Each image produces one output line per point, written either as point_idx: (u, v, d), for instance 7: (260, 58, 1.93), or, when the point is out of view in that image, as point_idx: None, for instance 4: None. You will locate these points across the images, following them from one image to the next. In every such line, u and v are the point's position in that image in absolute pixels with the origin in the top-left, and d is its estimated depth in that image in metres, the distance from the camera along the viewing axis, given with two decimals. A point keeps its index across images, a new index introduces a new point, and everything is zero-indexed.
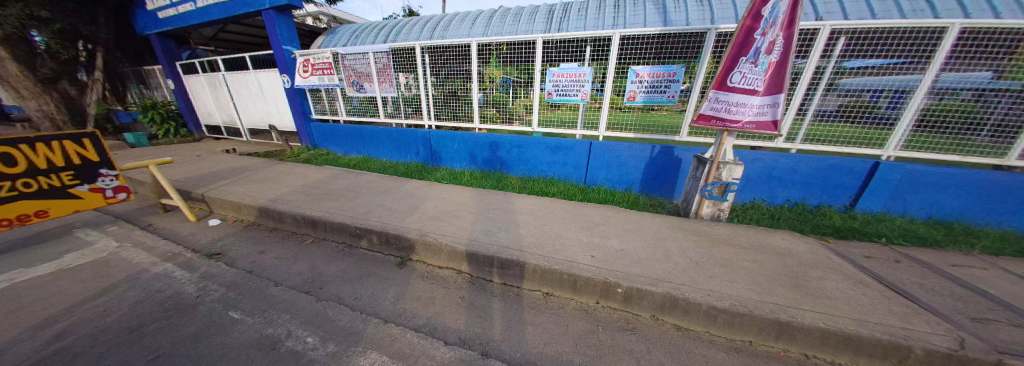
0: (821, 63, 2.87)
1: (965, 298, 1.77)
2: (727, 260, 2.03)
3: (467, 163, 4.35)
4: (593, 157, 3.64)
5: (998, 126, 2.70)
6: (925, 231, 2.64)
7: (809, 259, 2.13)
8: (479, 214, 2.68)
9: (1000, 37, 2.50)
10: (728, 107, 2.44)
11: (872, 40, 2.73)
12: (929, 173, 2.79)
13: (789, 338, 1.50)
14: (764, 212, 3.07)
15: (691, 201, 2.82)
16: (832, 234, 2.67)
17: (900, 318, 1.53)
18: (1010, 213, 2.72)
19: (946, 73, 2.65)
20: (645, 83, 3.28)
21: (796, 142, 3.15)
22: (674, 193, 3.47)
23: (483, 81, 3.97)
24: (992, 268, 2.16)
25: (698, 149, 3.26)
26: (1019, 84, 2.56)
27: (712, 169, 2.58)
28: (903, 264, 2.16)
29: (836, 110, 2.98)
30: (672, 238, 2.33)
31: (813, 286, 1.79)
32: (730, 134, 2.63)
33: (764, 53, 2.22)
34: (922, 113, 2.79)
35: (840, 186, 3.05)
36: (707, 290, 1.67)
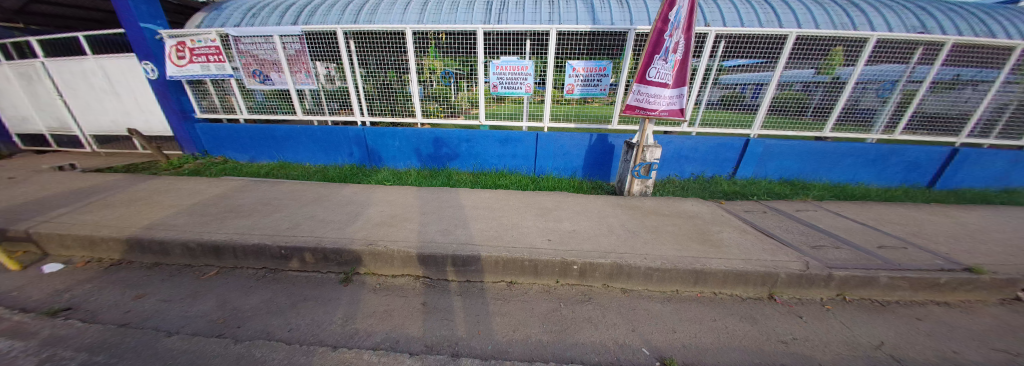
0: (709, 61, 3.54)
1: (805, 233, 2.47)
2: (658, 228, 2.39)
3: (410, 162, 4.06)
4: (540, 148, 3.80)
5: (817, 108, 3.76)
6: (779, 188, 3.56)
7: (711, 218, 2.67)
8: (431, 214, 2.56)
9: (816, 44, 3.44)
10: (648, 98, 2.81)
11: (743, 43, 3.45)
12: (778, 146, 3.76)
13: (704, 283, 1.87)
14: (678, 186, 3.69)
15: (624, 181, 3.22)
16: (723, 197, 3.40)
17: (771, 254, 2.05)
18: (826, 170, 3.85)
19: (787, 70, 3.55)
20: (580, 77, 3.55)
21: (695, 126, 3.85)
22: (610, 176, 3.88)
23: (421, 74, 3.72)
24: (817, 210, 3.05)
25: (628, 135, 3.70)
26: (827, 78, 3.59)
27: (639, 152, 2.99)
28: (769, 214, 2.89)
29: (720, 100, 3.72)
30: (614, 215, 2.62)
31: (717, 239, 2.25)
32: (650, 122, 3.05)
33: (672, 52, 2.62)
34: (774, 100, 3.70)
35: (726, 159, 3.85)
36: (645, 255, 1.95)
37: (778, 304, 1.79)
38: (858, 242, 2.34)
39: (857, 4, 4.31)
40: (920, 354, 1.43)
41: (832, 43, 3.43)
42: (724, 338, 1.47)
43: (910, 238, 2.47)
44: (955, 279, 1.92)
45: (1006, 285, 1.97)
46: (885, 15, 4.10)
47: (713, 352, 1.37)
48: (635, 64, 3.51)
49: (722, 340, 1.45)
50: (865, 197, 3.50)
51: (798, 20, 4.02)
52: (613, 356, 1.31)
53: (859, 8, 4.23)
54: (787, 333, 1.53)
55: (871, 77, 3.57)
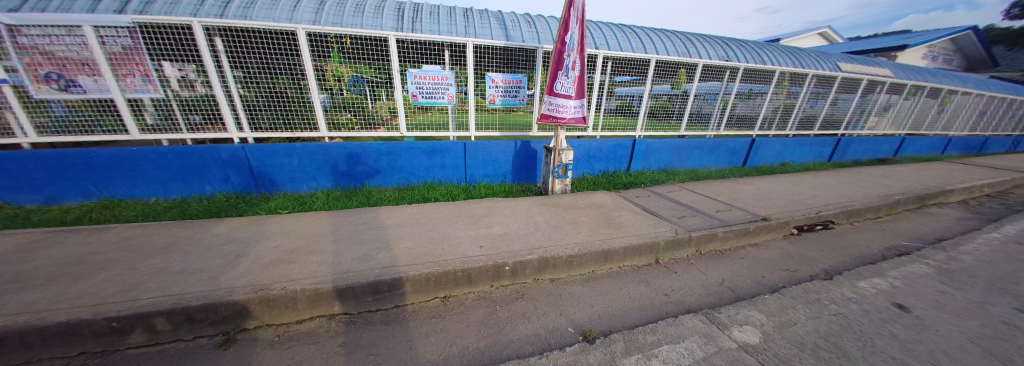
0: (602, 76, 4.20)
1: (679, 208, 3.17)
2: (577, 220, 2.69)
3: (315, 182, 3.52)
4: (468, 157, 3.80)
5: (678, 114, 4.88)
6: (659, 176, 4.51)
7: (616, 205, 3.17)
8: (345, 240, 2.26)
9: (671, 66, 4.47)
10: (557, 108, 3.16)
11: (624, 64, 4.21)
12: (654, 143, 4.78)
13: (612, 259, 2.20)
14: (591, 181, 4.21)
15: (547, 181, 3.50)
16: (623, 187, 4.12)
17: (654, 227, 2.58)
18: (685, 159, 5.12)
19: (655, 85, 4.51)
20: (500, 88, 3.73)
21: (598, 130, 4.49)
22: (536, 178, 4.16)
23: (323, 82, 3.30)
24: (685, 190, 3.96)
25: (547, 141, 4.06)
26: (680, 91, 4.72)
27: (556, 155, 3.32)
28: (655, 197, 3.61)
29: (615, 109, 4.44)
30: (539, 214, 2.81)
31: (619, 222, 2.68)
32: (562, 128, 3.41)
33: (571, 69, 3.04)
34: (650, 109, 4.64)
35: (623, 156, 4.62)
36: (566, 245, 2.15)
37: (661, 267, 2.28)
38: (710, 210, 3.13)
39: (690, 38, 5.84)
40: (747, 285, 2.09)
41: (681, 66, 4.52)
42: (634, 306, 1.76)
43: (734, 203, 3.46)
44: (758, 229, 2.85)
45: (783, 229, 3.02)
46: (706, 48, 5.69)
47: (622, 318, 1.63)
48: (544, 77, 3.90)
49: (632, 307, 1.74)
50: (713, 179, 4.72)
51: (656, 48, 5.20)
52: (545, 343, 1.42)
53: (692, 41, 5.76)
54: (670, 289, 1.98)
55: (704, 91, 4.87)
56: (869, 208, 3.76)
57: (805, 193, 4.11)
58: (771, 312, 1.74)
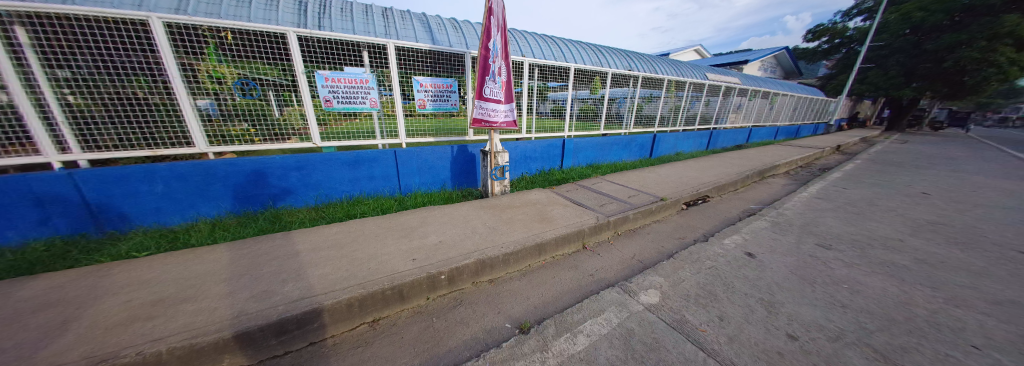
0: (529, 82, 4.43)
1: (597, 198, 3.80)
2: (512, 219, 2.83)
3: (197, 211, 2.81)
4: (400, 165, 3.59)
5: (597, 115, 5.48)
6: (586, 171, 5.08)
7: (547, 200, 3.53)
8: (241, 277, 1.87)
9: (588, 75, 5.01)
10: (487, 113, 3.24)
11: (547, 71, 4.54)
12: (580, 142, 5.31)
13: (546, 250, 2.50)
14: (529, 181, 4.43)
15: (486, 184, 3.53)
16: (557, 182, 4.49)
17: (578, 215, 3.10)
18: (605, 154, 5.83)
19: (576, 90, 4.98)
20: (429, 92, 3.63)
21: (532, 132, 4.75)
22: (476, 182, 4.16)
23: (198, 85, 2.70)
24: (604, 181, 4.68)
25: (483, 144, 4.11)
26: (597, 96, 5.30)
27: (492, 158, 3.40)
28: (578, 189, 4.19)
29: (544, 112, 4.73)
30: (477, 218, 2.83)
31: (551, 215, 3.03)
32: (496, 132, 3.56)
33: (497, 74, 3.19)
34: (574, 112, 5.09)
35: (555, 155, 5.01)
36: (500, 245, 2.29)
37: (588, 251, 2.77)
38: (622, 197, 3.86)
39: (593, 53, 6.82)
40: (650, 256, 2.76)
41: (596, 74, 5.09)
42: (562, 300, 1.98)
43: (642, 189, 4.33)
44: (658, 207, 3.71)
45: (675, 205, 3.98)
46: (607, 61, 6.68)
47: (559, 302, 1.95)
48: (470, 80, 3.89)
49: (559, 299, 1.99)
50: (627, 171, 5.50)
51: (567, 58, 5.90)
52: (482, 344, 1.52)
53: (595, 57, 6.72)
54: (595, 269, 2.44)
55: (616, 95, 5.59)
56: (726, 184, 5.04)
57: (689, 176, 5.23)
58: (667, 274, 2.39)
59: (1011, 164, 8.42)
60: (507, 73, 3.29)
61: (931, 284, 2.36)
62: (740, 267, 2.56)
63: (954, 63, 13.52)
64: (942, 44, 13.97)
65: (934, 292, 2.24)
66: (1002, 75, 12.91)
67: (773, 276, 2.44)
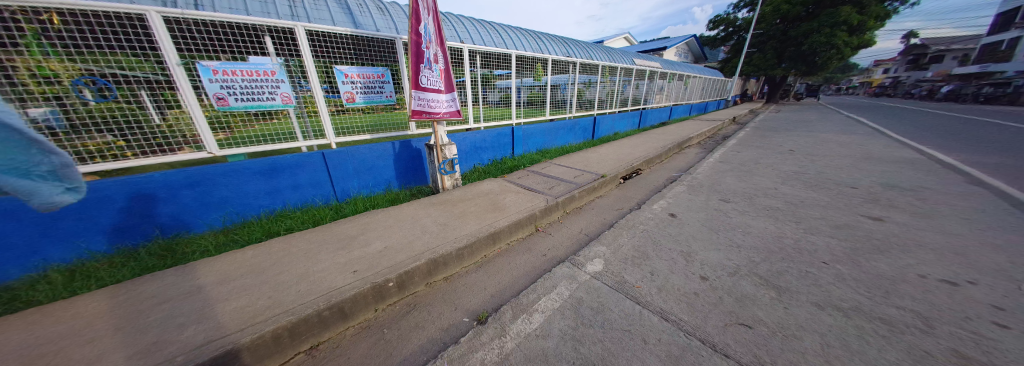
0: (472, 69, 4.31)
1: (547, 182, 3.92)
2: (463, 213, 2.78)
3: (44, 257, 2.14)
4: (332, 168, 3.23)
5: (541, 101, 5.61)
6: (536, 157, 5.23)
7: (498, 189, 3.53)
8: (122, 331, 1.49)
9: (529, 61, 5.06)
10: (427, 104, 3.09)
11: (488, 58, 4.45)
12: (528, 129, 5.42)
13: (500, 238, 2.52)
14: (481, 171, 4.39)
15: (435, 179, 3.42)
16: (509, 170, 4.53)
17: (529, 201, 3.17)
18: (553, 139, 6.05)
19: (519, 77, 5.00)
20: (357, 84, 3.32)
21: (480, 122, 4.67)
22: (424, 178, 4.01)
23: (21, 89, 2.05)
24: (554, 165, 4.84)
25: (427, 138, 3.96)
26: (540, 82, 5.41)
27: (439, 151, 3.28)
28: (529, 175, 4.26)
29: (491, 101, 4.67)
30: (426, 216, 2.72)
31: (502, 204, 3.04)
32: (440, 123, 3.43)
33: (433, 62, 3.04)
34: (519, 99, 5.13)
35: (505, 144, 5.03)
36: (451, 240, 2.24)
37: (541, 232, 2.89)
38: (570, 179, 4.06)
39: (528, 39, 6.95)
40: (595, 229, 2.99)
41: (536, 60, 5.17)
42: (519, 285, 2.02)
43: (587, 169, 4.62)
44: (599, 184, 4.02)
45: (614, 181, 4.36)
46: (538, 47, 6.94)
47: (516, 286, 2.00)
48: (401, 69, 3.63)
49: (516, 284, 2.03)
50: (573, 153, 5.80)
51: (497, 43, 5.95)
52: (439, 344, 1.48)
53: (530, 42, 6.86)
54: (547, 249, 2.56)
55: (558, 81, 5.78)
56: (655, 158, 5.66)
57: (626, 153, 5.71)
58: (609, 243, 2.64)
59: (843, 122, 11.17)
60: (443, 60, 3.16)
61: (799, 224, 3.02)
62: (669, 230, 2.94)
63: (810, 46, 17.04)
64: (802, 32, 17.43)
65: (800, 230, 2.90)
66: (839, 55, 16.74)
67: (694, 234, 2.84)
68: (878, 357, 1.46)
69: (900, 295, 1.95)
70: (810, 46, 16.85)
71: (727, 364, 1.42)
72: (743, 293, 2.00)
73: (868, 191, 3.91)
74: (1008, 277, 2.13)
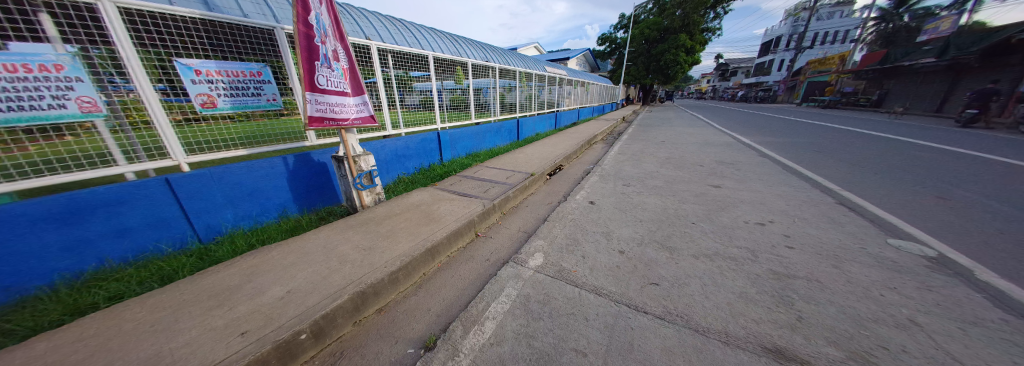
0: (383, 70, 3.90)
1: (480, 185, 3.89)
2: (392, 232, 2.49)
3: None
4: (190, 198, 2.43)
5: (465, 104, 5.54)
6: (467, 161, 5.14)
7: (430, 199, 3.31)
8: None
9: (449, 64, 4.94)
10: (330, 108, 2.67)
11: (402, 58, 4.14)
12: (454, 134, 5.31)
13: (438, 253, 2.34)
14: (407, 182, 4.03)
15: (352, 197, 2.98)
16: (440, 177, 4.31)
17: (464, 208, 3.07)
18: (481, 142, 6.05)
19: (439, 80, 4.81)
20: (219, 84, 2.66)
21: (399, 128, 4.33)
22: (332, 197, 3.47)
23: None
24: (485, 168, 4.84)
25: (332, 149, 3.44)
26: (462, 85, 5.33)
27: (351, 164, 2.87)
28: (461, 180, 4.14)
29: (411, 104, 4.36)
30: (345, 243, 2.32)
31: (436, 215, 2.86)
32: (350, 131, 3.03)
33: (332, 59, 2.63)
34: (441, 103, 4.94)
35: (430, 150, 4.77)
36: (380, 265, 1.98)
37: (482, 237, 2.83)
38: (502, 180, 4.12)
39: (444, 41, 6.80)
40: (532, 226, 3.10)
41: (456, 63, 5.09)
42: (466, 297, 1.92)
43: (516, 169, 4.79)
44: (530, 182, 4.20)
45: (542, 178, 4.64)
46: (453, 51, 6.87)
47: (463, 299, 1.90)
48: (282, 65, 3.09)
49: (462, 297, 1.92)
50: (502, 155, 5.93)
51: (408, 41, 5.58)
52: None
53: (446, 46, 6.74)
54: (490, 253, 2.52)
55: (480, 85, 5.82)
56: (573, 154, 6.32)
57: (550, 152, 6.18)
58: (545, 237, 2.77)
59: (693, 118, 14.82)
60: (345, 58, 2.77)
61: (682, 198, 3.81)
62: (591, 216, 3.28)
63: (666, 62, 22.11)
64: (661, 50, 22.42)
65: (680, 201, 3.69)
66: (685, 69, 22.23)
67: (612, 216, 3.26)
68: (734, 287, 2.02)
69: (740, 240, 2.71)
70: (665, 63, 21.87)
71: (651, 322, 1.67)
72: (650, 258, 2.39)
73: (713, 167, 5.30)
74: (786, 216, 3.23)
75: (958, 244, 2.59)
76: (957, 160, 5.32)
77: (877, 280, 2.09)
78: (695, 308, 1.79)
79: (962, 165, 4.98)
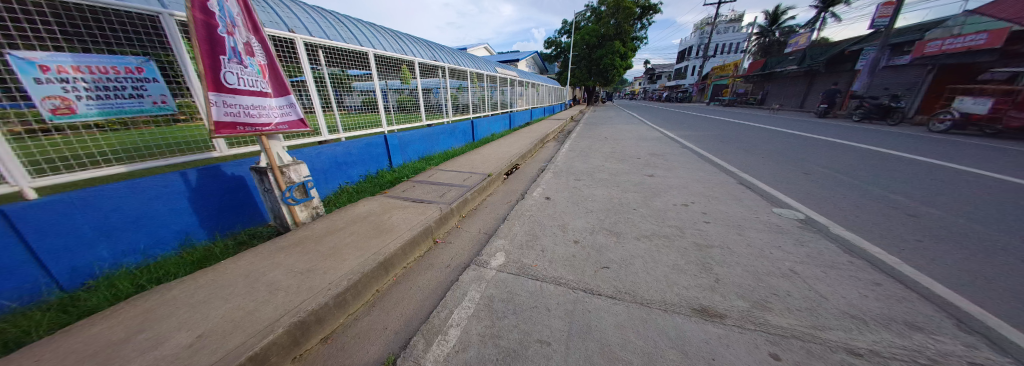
0: (312, 67, 3.52)
1: (435, 190, 3.73)
2: (336, 249, 2.24)
3: None
4: (41, 233, 1.82)
5: (413, 105, 5.28)
6: (419, 165, 4.89)
7: (379, 209, 3.06)
8: None
9: (392, 63, 4.65)
10: (245, 111, 2.31)
11: (336, 55, 3.78)
12: (404, 137, 5.04)
13: (392, 266, 2.17)
14: (352, 192, 3.67)
15: (282, 214, 2.60)
16: (390, 184, 4.02)
17: (419, 214, 2.91)
18: (433, 144, 5.86)
19: (382, 79, 4.50)
20: (79, 84, 2.00)
21: (339, 132, 3.94)
22: (254, 217, 2.98)
23: None
24: (439, 171, 4.66)
25: (250, 160, 2.97)
26: (408, 85, 5.07)
27: (277, 176, 2.49)
28: (414, 186, 3.92)
29: (350, 105, 3.99)
30: (278, 268, 2.00)
31: (388, 225, 2.66)
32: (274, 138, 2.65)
33: (245, 54, 2.27)
34: (386, 104, 4.62)
35: (377, 155, 4.44)
36: (323, 288, 1.75)
37: (440, 243, 2.71)
38: (458, 183, 4.02)
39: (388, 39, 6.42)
40: (492, 226, 3.08)
41: (400, 62, 4.82)
42: (427, 308, 1.81)
43: (472, 170, 4.71)
44: (487, 183, 4.17)
45: (499, 178, 4.64)
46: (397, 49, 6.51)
47: (422, 311, 1.79)
48: (171, 59, 2.52)
49: (422, 309, 1.80)
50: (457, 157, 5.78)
51: (343, 36, 5.13)
52: None
53: (389, 43, 6.36)
54: (449, 259, 2.43)
55: (429, 86, 5.60)
56: (527, 153, 6.46)
57: (505, 152, 6.22)
58: (505, 236, 2.77)
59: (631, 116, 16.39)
60: (260, 53, 2.40)
61: (626, 188, 4.17)
62: (548, 211, 3.39)
63: (604, 66, 24.06)
64: (599, 54, 24.31)
65: (624, 190, 4.04)
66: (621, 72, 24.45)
67: (567, 210, 3.41)
68: (670, 262, 2.28)
69: (673, 220, 3.07)
70: (604, 66, 23.80)
71: (607, 304, 1.79)
72: (602, 244, 2.57)
73: (650, 159, 5.92)
74: (707, 197, 3.76)
75: (822, 209, 3.32)
76: (817, 145, 6.84)
77: (773, 244, 2.56)
78: (640, 285, 1.99)
79: (820, 149, 6.41)
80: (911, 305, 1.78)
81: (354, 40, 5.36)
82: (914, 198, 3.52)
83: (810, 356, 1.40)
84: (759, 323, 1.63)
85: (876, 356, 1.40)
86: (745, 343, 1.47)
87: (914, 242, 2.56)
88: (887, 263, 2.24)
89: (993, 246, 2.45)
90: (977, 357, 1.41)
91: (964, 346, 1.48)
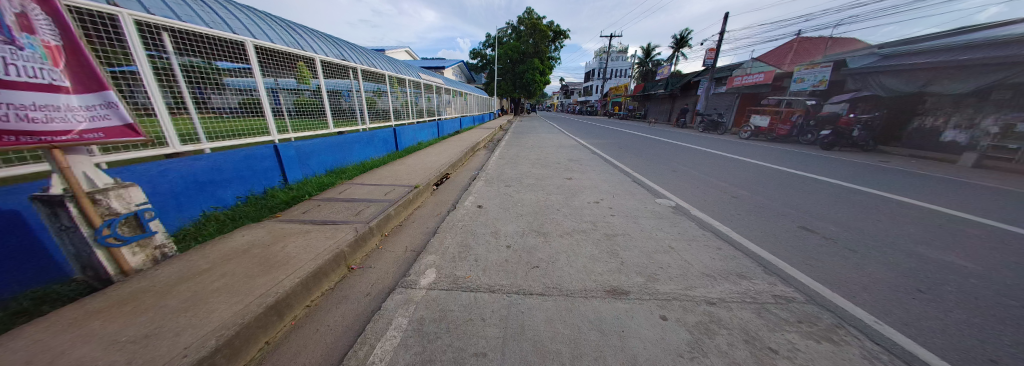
0: (150, 53, 2.61)
1: (347, 208, 3.23)
2: (200, 298, 1.68)
3: None
4: None
5: (316, 110, 4.54)
6: (327, 179, 4.17)
7: (269, 238, 2.45)
8: None
9: (282, 58, 3.95)
10: (17, 113, 1.52)
11: (192, 41, 2.95)
12: (304, 147, 4.27)
13: (289, 309, 1.74)
14: (224, 219, 2.83)
15: (95, 260, 1.79)
16: (285, 206, 3.27)
17: (327, 239, 2.46)
18: (345, 155, 5.14)
19: (266, 77, 3.73)
20: None
21: (201, 142, 3.03)
22: (42, 270, 1.94)
23: None
24: (351, 186, 4.06)
25: (30, 185, 1.96)
26: (307, 86, 4.36)
27: (85, 207, 1.70)
28: (319, 205, 3.30)
29: (217, 106, 3.14)
30: (87, 341, 1.33)
31: (281, 257, 2.15)
32: (78, 151, 1.85)
33: (19, 31, 1.48)
34: (274, 108, 3.84)
35: (264, 170, 3.60)
36: (174, 357, 1.25)
37: (358, 269, 2.34)
38: (377, 198, 3.59)
39: (276, 30, 5.44)
40: (421, 242, 2.83)
41: (294, 59, 4.14)
42: (339, 350, 1.50)
43: (392, 182, 4.28)
44: (414, 195, 3.87)
45: (428, 189, 4.36)
46: (289, 43, 5.56)
47: (335, 352, 1.48)
48: None
49: (333, 354, 1.46)
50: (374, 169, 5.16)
51: (202, 18, 4.08)
52: None
53: (277, 35, 5.36)
54: (369, 286, 2.11)
55: (336, 88, 4.92)
56: (455, 161, 6.28)
57: (432, 161, 5.90)
58: (435, 250, 2.59)
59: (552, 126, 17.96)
60: (47, 28, 1.60)
61: (550, 191, 4.47)
62: (480, 219, 3.34)
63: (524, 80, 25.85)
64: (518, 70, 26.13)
65: (549, 193, 4.34)
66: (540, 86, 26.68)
67: (497, 216, 3.42)
68: (588, 254, 2.51)
69: (589, 216, 3.44)
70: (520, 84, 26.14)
71: (539, 302, 1.84)
72: (532, 246, 2.66)
73: (568, 164, 6.53)
74: (613, 194, 4.34)
75: (690, 196, 4.25)
76: (684, 150, 8.83)
77: (662, 228, 3.12)
78: (565, 278, 2.13)
79: (686, 152, 8.30)
80: (741, 260, 2.42)
81: (223, 25, 4.32)
82: (739, 185, 4.88)
83: (684, 312, 1.74)
84: (651, 292, 1.95)
85: (723, 303, 1.83)
86: (644, 312, 1.73)
87: (739, 215, 3.52)
88: (729, 233, 3.00)
89: (780, 213, 3.59)
90: (776, 290, 1.99)
91: (768, 284, 2.08)
